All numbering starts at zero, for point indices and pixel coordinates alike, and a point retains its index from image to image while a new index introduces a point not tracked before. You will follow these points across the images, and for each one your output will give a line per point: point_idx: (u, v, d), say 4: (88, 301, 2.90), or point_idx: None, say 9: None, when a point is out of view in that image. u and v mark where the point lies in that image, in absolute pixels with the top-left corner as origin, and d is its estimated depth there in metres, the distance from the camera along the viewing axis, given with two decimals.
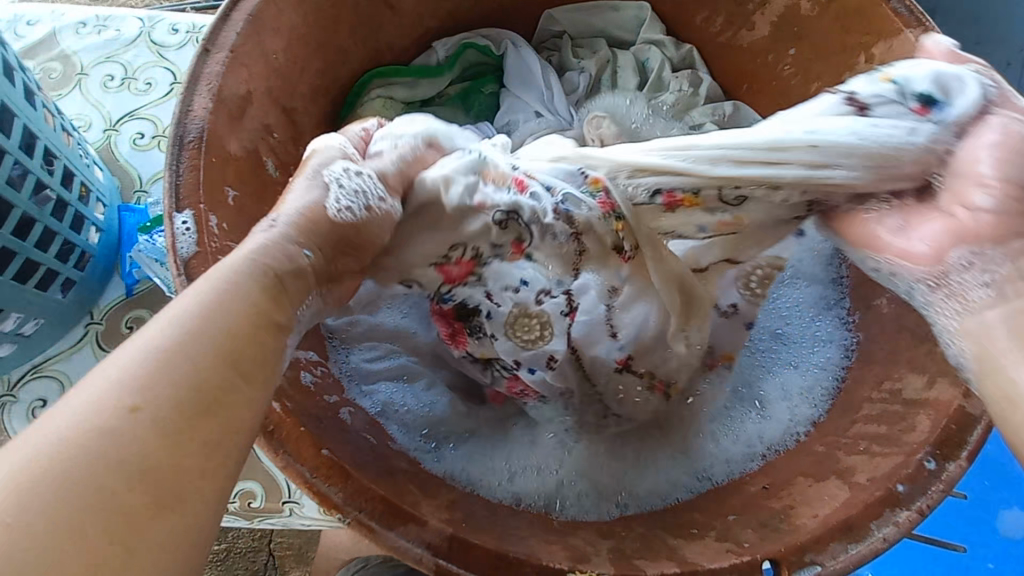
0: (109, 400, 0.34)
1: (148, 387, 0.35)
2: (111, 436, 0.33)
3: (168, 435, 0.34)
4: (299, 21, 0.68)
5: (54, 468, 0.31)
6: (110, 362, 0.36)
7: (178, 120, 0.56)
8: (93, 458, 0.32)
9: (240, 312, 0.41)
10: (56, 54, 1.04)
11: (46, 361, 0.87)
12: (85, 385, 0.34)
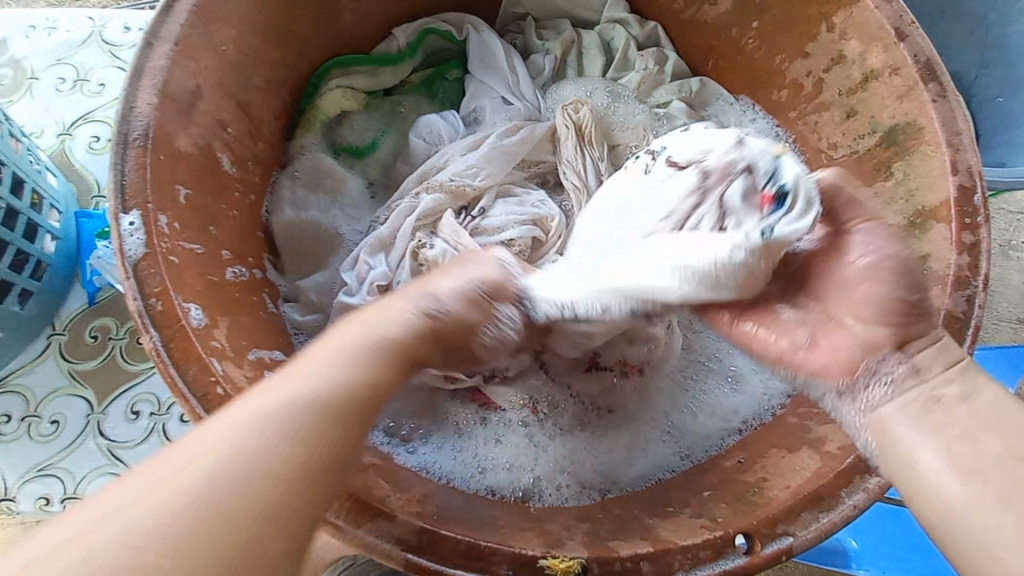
0: (274, 414, 0.33)
1: (302, 408, 0.34)
2: (219, 508, 0.29)
3: (305, 450, 0.33)
4: (248, 10, 0.65)
5: (201, 476, 0.30)
6: (261, 386, 0.35)
7: (122, 117, 0.54)
8: (237, 469, 0.31)
9: (401, 345, 0.42)
10: (4, 58, 1.00)
11: (8, 376, 0.84)
12: (244, 402, 0.34)
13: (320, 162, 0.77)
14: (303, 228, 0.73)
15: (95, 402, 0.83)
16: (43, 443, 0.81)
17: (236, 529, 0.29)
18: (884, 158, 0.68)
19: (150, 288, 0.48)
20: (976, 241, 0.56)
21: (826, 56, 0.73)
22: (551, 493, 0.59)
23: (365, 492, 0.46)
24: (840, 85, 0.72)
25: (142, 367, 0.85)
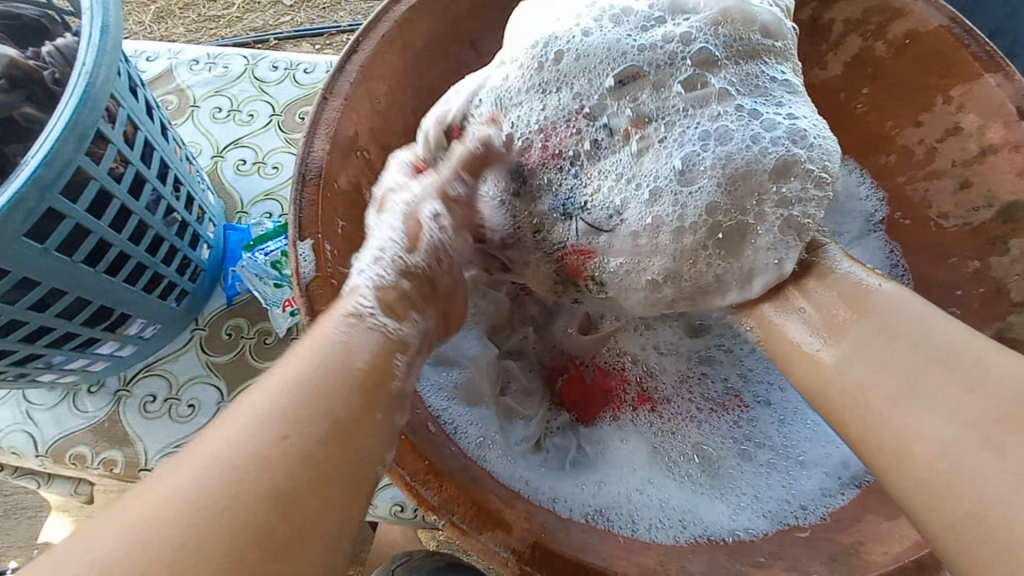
0: (265, 436, 0.43)
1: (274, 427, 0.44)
2: (182, 508, 0.40)
3: (270, 497, 0.41)
4: (400, 66, 0.76)
5: (223, 499, 0.40)
6: (258, 399, 0.46)
7: (302, 159, 0.65)
8: (230, 478, 0.41)
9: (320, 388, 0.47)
10: (173, 88, 1.23)
11: (156, 361, 0.98)
12: (228, 425, 0.44)
13: None
14: None
15: (225, 391, 0.96)
16: (181, 424, 0.94)
17: (258, 494, 0.41)
18: (998, 234, 0.68)
19: (318, 307, 0.58)
20: None
21: (940, 127, 0.73)
22: (646, 521, 0.62)
23: (484, 502, 0.54)
24: (955, 156, 0.71)
25: (266, 365, 0.97)
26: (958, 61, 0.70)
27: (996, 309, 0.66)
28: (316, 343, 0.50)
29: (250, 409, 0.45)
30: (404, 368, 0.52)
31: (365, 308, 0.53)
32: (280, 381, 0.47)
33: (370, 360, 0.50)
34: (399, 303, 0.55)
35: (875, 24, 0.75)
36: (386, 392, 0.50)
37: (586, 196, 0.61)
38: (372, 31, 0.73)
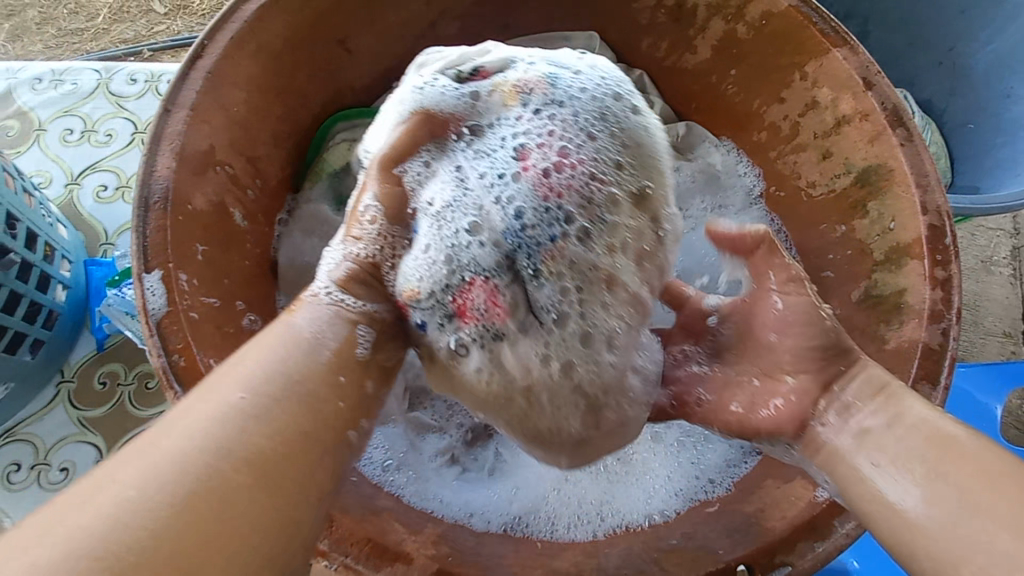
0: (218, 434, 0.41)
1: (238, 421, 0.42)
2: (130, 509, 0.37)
3: (216, 502, 0.39)
4: (258, 71, 0.70)
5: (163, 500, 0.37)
6: (216, 399, 0.44)
7: (143, 181, 0.58)
8: (184, 480, 0.39)
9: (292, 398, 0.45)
10: (12, 111, 1.08)
11: (16, 425, 0.86)
12: (186, 423, 0.42)
13: (323, 213, 0.80)
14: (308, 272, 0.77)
15: (104, 447, 0.85)
16: (53, 491, 0.83)
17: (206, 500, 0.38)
18: (858, 198, 0.72)
19: (173, 344, 0.51)
20: (948, 276, 0.62)
21: (800, 101, 0.77)
22: (563, 520, 0.62)
23: (381, 534, 0.50)
24: (815, 128, 0.76)
25: (151, 411, 0.87)
26: (808, 38, 0.74)
27: (863, 269, 0.70)
28: (282, 339, 0.48)
29: (210, 405, 0.43)
30: (369, 337, 0.52)
31: (322, 291, 0.52)
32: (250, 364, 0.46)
33: (333, 335, 0.50)
34: (370, 287, 0.54)
35: (733, 7, 0.78)
36: (353, 359, 0.50)
37: (534, 241, 0.54)
38: (218, 33, 0.67)
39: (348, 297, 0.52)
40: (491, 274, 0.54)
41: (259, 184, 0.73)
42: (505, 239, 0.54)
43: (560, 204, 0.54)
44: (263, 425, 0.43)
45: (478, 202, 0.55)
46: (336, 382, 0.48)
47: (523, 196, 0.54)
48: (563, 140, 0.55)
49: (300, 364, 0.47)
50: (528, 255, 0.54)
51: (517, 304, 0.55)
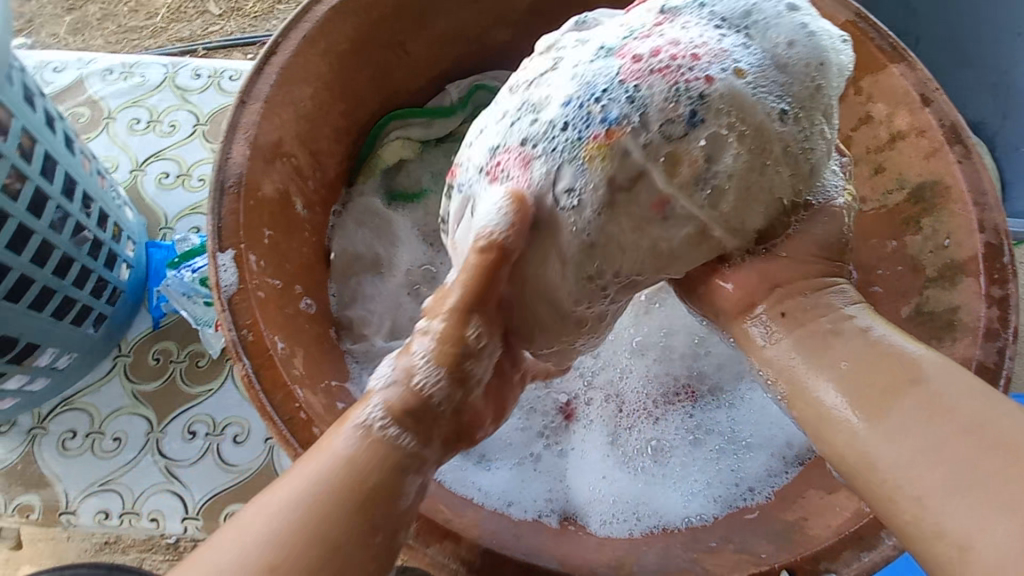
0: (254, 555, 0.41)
1: (278, 541, 0.41)
2: None
3: None
4: (326, 68, 0.73)
5: None
6: (254, 518, 0.42)
7: (219, 166, 0.61)
8: None
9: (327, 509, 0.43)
10: (85, 100, 1.14)
11: (75, 394, 0.90)
12: (221, 550, 0.41)
13: (374, 206, 0.84)
14: (359, 263, 0.80)
15: (154, 420, 0.89)
16: (106, 459, 0.87)
17: None
18: (910, 215, 0.71)
19: (242, 320, 0.54)
20: (1005, 295, 0.63)
21: (852, 116, 0.77)
22: (598, 516, 0.63)
23: (429, 513, 0.52)
24: (866, 143, 0.76)
25: (199, 389, 0.91)
26: (863, 54, 0.75)
27: (913, 285, 0.69)
28: (333, 449, 0.46)
29: (241, 528, 0.42)
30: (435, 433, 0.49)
31: (375, 418, 0.46)
32: (311, 469, 0.44)
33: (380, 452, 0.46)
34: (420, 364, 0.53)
35: None
36: (401, 473, 0.47)
37: (621, 91, 0.48)
38: (292, 31, 0.70)
39: (419, 379, 0.46)
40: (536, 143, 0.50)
41: (319, 175, 0.76)
42: (544, 143, 0.50)
43: (616, 114, 0.48)
44: (324, 551, 0.41)
45: (538, 114, 0.51)
46: (379, 524, 0.44)
47: (578, 122, 0.49)
48: (645, 80, 0.49)
49: (353, 483, 0.44)
50: (573, 175, 0.49)
51: (563, 219, 0.50)
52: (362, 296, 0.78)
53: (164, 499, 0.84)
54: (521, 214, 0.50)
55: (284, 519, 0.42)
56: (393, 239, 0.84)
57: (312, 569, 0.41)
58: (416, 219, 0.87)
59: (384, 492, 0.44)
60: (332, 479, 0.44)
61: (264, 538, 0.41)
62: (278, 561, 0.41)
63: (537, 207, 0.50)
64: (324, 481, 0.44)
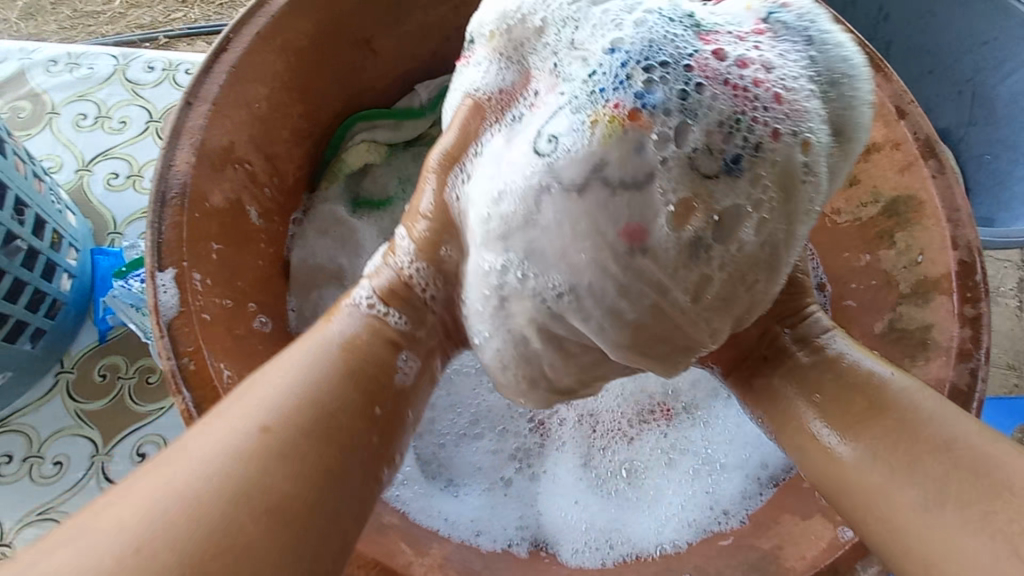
0: (242, 440, 0.41)
1: (273, 425, 0.42)
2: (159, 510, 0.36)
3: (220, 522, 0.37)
4: (283, 68, 0.68)
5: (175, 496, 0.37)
6: (238, 417, 0.42)
7: (161, 175, 0.56)
8: (199, 492, 0.38)
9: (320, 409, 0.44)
10: (25, 93, 1.06)
11: (13, 414, 0.84)
12: (195, 452, 0.40)
13: (339, 213, 0.80)
14: (319, 275, 0.75)
15: (100, 442, 0.83)
16: (47, 484, 0.81)
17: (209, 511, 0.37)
18: (885, 228, 0.70)
19: (183, 347, 0.49)
20: (977, 314, 0.62)
21: None
22: (569, 545, 0.60)
23: (389, 554, 0.49)
24: None
25: (151, 408, 0.85)
26: None
27: (886, 301, 0.69)
28: (318, 355, 0.48)
29: (224, 429, 0.41)
30: (410, 364, 0.51)
31: (363, 298, 0.52)
32: (283, 375, 0.45)
33: (376, 360, 0.49)
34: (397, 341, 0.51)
35: None
36: (386, 388, 0.49)
37: (677, 63, 0.43)
38: (244, 28, 0.65)
39: (394, 313, 0.52)
40: (613, 100, 0.43)
41: (276, 182, 0.71)
42: (644, 85, 0.43)
43: (744, 89, 0.44)
44: (288, 461, 0.40)
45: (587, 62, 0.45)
46: (370, 414, 0.46)
47: (713, 95, 0.43)
48: (732, 57, 0.44)
49: (325, 383, 0.46)
50: (670, 139, 0.43)
51: (649, 194, 0.43)
52: (323, 311, 0.74)
53: None
54: (603, 167, 0.43)
55: (249, 426, 0.42)
56: (358, 248, 0.79)
57: (279, 475, 0.40)
58: (383, 226, 0.81)
59: (359, 395, 0.46)
60: (325, 384, 0.46)
61: (244, 434, 0.41)
62: (261, 461, 0.40)
63: (626, 167, 0.43)
64: (316, 386, 0.45)
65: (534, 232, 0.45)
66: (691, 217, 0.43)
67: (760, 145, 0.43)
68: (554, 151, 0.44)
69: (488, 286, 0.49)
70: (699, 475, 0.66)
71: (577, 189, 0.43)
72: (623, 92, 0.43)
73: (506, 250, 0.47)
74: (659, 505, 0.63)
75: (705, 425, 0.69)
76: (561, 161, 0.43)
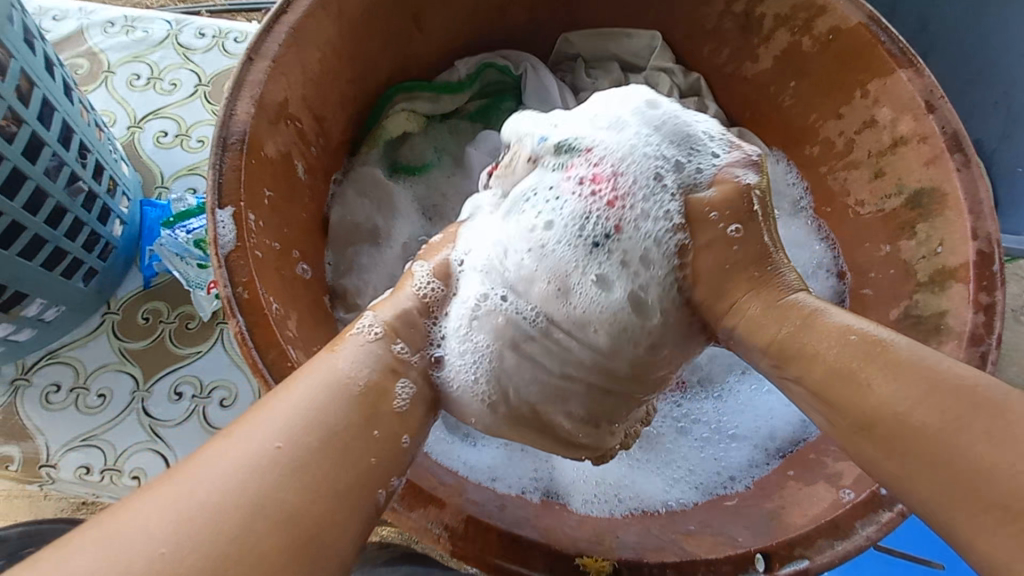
0: (259, 448, 0.41)
1: (289, 435, 0.43)
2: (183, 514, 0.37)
3: (236, 528, 0.38)
4: (336, 32, 0.72)
5: (194, 511, 0.38)
6: (259, 427, 0.43)
7: (223, 122, 0.60)
8: (219, 502, 0.38)
9: (334, 422, 0.45)
10: (84, 51, 1.12)
11: (61, 347, 0.89)
12: (215, 463, 0.40)
13: (376, 176, 0.83)
14: (358, 232, 0.79)
15: (140, 379, 0.88)
16: (90, 414, 0.86)
17: (221, 516, 0.38)
18: (907, 219, 0.72)
19: (239, 277, 0.53)
20: (992, 302, 0.63)
21: (858, 119, 0.78)
22: (580, 496, 0.63)
23: (418, 481, 0.53)
24: (870, 147, 0.77)
25: (189, 351, 0.90)
26: (874, 56, 0.75)
27: (904, 289, 0.71)
28: (323, 376, 0.47)
29: (242, 437, 0.42)
30: (408, 390, 0.51)
31: (366, 327, 0.52)
32: (284, 399, 0.45)
33: (376, 380, 0.49)
34: (413, 330, 0.54)
35: (802, 19, 0.80)
36: (390, 413, 0.48)
37: (552, 211, 0.55)
38: None
39: (400, 342, 0.52)
40: (502, 245, 0.56)
41: (322, 142, 0.75)
42: (545, 203, 0.55)
43: (619, 186, 0.54)
44: (299, 476, 0.41)
45: (501, 206, 0.58)
46: (371, 436, 0.46)
47: (577, 200, 0.55)
48: (594, 191, 0.54)
49: (330, 407, 0.45)
50: (561, 233, 0.54)
51: (555, 313, 0.54)
52: (358, 266, 0.78)
53: (146, 457, 0.84)
54: (528, 265, 0.55)
55: (260, 442, 0.42)
56: (394, 211, 0.83)
57: (289, 488, 0.40)
58: (416, 192, 0.86)
59: (361, 419, 0.46)
60: (332, 400, 0.46)
61: (261, 448, 0.42)
62: (287, 464, 0.41)
63: (536, 261, 0.55)
64: (324, 401, 0.45)
65: (495, 311, 0.55)
66: (610, 290, 0.54)
67: (626, 276, 0.54)
68: (475, 278, 0.57)
69: (465, 311, 0.56)
70: (710, 445, 0.68)
71: (478, 316, 0.55)
72: (514, 244, 0.55)
73: (479, 326, 0.55)
74: (669, 468, 0.66)
75: (717, 397, 0.72)
76: (480, 283, 0.56)
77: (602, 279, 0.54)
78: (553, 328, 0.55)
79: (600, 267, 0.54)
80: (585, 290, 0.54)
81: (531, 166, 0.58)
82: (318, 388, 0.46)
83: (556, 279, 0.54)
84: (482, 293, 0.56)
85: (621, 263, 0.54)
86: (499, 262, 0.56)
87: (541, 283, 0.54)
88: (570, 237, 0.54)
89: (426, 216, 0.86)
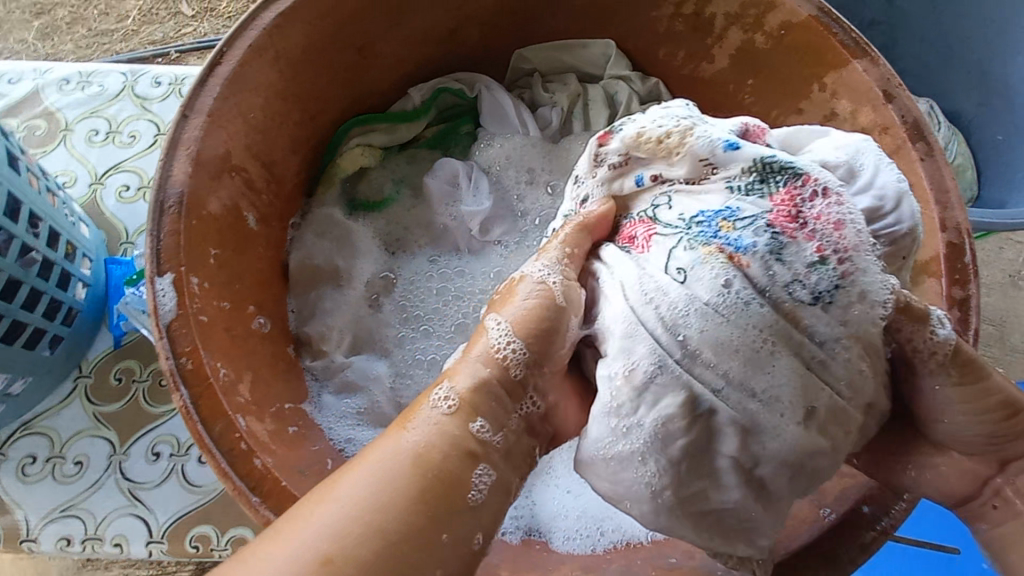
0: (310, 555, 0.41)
1: (341, 543, 0.42)
2: None
3: None
4: (276, 76, 0.70)
5: None
6: (313, 526, 0.43)
7: (159, 185, 0.59)
8: None
9: (397, 518, 0.43)
10: (40, 111, 1.11)
11: (35, 418, 0.88)
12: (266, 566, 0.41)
13: (334, 216, 0.81)
14: (318, 276, 0.77)
15: (117, 442, 0.87)
16: (67, 483, 0.85)
17: None
18: None
19: (181, 348, 0.52)
20: (967, 296, 0.61)
21: (819, 113, 0.76)
22: (562, 533, 0.62)
23: None
24: None
25: (164, 409, 0.89)
26: (828, 49, 0.73)
27: None
28: (388, 468, 0.45)
29: (295, 539, 0.42)
30: (486, 480, 0.47)
31: (440, 401, 0.49)
32: (351, 487, 0.45)
33: (453, 473, 0.46)
34: (494, 408, 0.50)
35: (752, 16, 0.78)
36: (464, 505, 0.46)
37: (776, 248, 0.49)
38: (237, 39, 0.67)
39: (479, 422, 0.49)
40: (712, 271, 0.49)
41: (274, 189, 0.74)
42: (744, 236, 0.50)
43: (808, 245, 0.49)
44: None
45: (689, 224, 0.52)
46: (439, 539, 0.44)
47: (767, 243, 0.49)
48: (821, 241, 0.49)
49: (397, 505, 0.44)
50: (761, 282, 0.48)
51: (749, 372, 0.47)
52: (321, 311, 0.76)
53: (128, 523, 0.82)
54: (714, 308, 0.48)
55: (315, 547, 0.42)
56: (355, 250, 0.81)
57: None
58: (378, 227, 0.85)
59: (428, 520, 0.44)
60: (398, 491, 0.44)
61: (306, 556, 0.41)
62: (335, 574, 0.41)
63: (731, 309, 0.47)
64: (382, 493, 0.44)
65: (679, 351, 0.48)
66: (802, 358, 0.48)
67: (812, 359, 0.48)
68: (676, 293, 0.49)
69: (630, 376, 0.48)
70: None
71: (664, 375, 0.47)
72: (710, 277, 0.48)
73: (657, 369, 0.48)
74: None
75: None
76: (673, 319, 0.48)
77: (797, 360, 0.48)
78: (731, 396, 0.47)
79: (796, 339, 0.48)
80: (774, 356, 0.47)
81: (707, 196, 0.54)
82: (386, 480, 0.45)
83: (748, 344, 0.47)
84: (661, 333, 0.48)
85: (816, 328, 0.48)
86: (715, 290, 0.48)
87: (734, 340, 0.47)
88: (775, 282, 0.48)
89: (389, 250, 0.84)
